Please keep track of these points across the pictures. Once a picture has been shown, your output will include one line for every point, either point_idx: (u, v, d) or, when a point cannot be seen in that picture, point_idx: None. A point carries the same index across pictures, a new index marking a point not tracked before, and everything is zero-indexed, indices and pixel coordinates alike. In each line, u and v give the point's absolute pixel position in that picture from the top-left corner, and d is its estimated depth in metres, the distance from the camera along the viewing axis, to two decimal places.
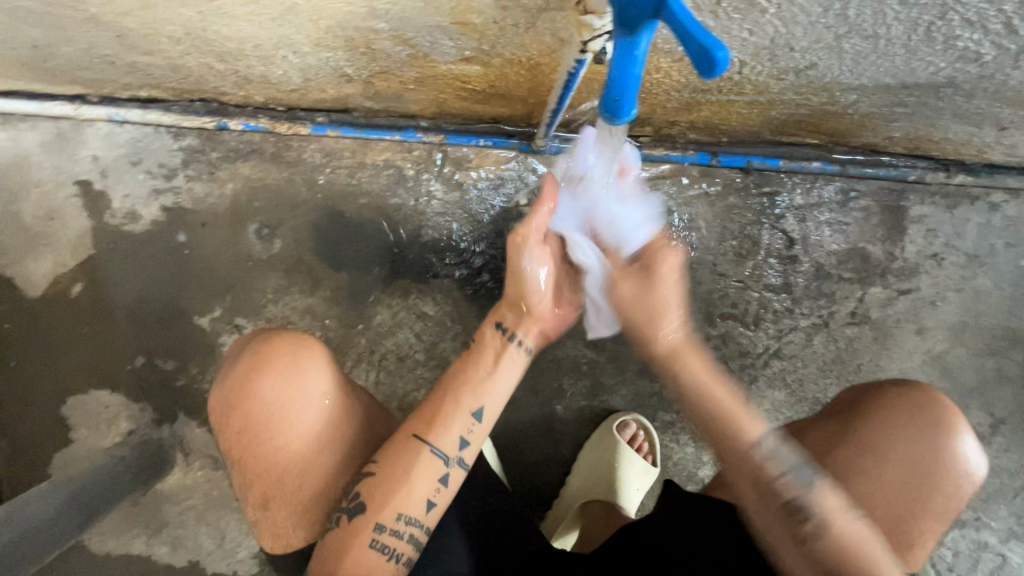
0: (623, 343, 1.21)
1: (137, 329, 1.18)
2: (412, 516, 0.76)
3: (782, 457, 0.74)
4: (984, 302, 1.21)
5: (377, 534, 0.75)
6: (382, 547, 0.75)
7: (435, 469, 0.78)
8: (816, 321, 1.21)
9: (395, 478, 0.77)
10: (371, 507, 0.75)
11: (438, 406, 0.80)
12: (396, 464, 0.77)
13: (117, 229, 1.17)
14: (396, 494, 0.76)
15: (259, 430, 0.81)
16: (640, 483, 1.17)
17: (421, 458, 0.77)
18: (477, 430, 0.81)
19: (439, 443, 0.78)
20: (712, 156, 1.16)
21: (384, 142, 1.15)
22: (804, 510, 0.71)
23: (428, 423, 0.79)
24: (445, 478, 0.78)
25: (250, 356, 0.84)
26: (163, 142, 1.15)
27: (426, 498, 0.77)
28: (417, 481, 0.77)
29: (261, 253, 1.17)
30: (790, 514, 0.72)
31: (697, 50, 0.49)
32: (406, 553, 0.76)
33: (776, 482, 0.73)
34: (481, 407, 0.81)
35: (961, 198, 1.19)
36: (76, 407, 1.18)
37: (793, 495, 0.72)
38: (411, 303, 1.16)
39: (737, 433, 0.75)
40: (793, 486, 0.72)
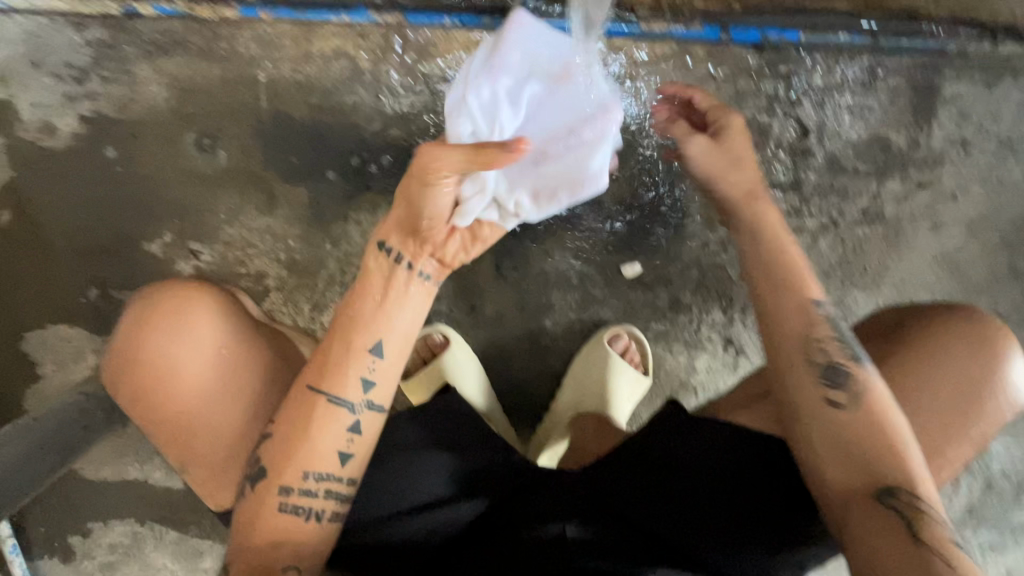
0: (615, 252, 1.12)
1: (84, 258, 1.07)
2: (324, 471, 0.69)
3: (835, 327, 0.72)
4: (1008, 193, 1.10)
5: (285, 497, 0.68)
6: (295, 509, 0.68)
7: (341, 421, 0.69)
8: (824, 221, 1.10)
9: (294, 434, 0.69)
10: (272, 470, 0.68)
11: (331, 352, 0.70)
12: (295, 420, 0.69)
13: (35, 145, 1.02)
14: (300, 453, 0.68)
15: (152, 399, 0.76)
16: (632, 392, 1.12)
17: (318, 411, 0.69)
18: (382, 368, 0.70)
19: (336, 392, 0.69)
20: (721, 31, 0.99)
21: (331, 26, 0.96)
22: (839, 375, 0.69)
23: (320, 371, 0.70)
24: (356, 426, 0.70)
25: (134, 318, 0.77)
26: (67, 36, 0.97)
27: (336, 451, 0.69)
28: (320, 435, 0.69)
29: (206, 167, 1.03)
30: (824, 379, 0.70)
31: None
32: (329, 508, 0.69)
33: (819, 348, 0.71)
34: (379, 342, 0.70)
35: (1003, 72, 1.04)
36: (37, 342, 1.11)
37: (836, 360, 0.70)
38: (382, 219, 1.05)
39: (794, 302, 0.72)
40: (839, 357, 0.70)
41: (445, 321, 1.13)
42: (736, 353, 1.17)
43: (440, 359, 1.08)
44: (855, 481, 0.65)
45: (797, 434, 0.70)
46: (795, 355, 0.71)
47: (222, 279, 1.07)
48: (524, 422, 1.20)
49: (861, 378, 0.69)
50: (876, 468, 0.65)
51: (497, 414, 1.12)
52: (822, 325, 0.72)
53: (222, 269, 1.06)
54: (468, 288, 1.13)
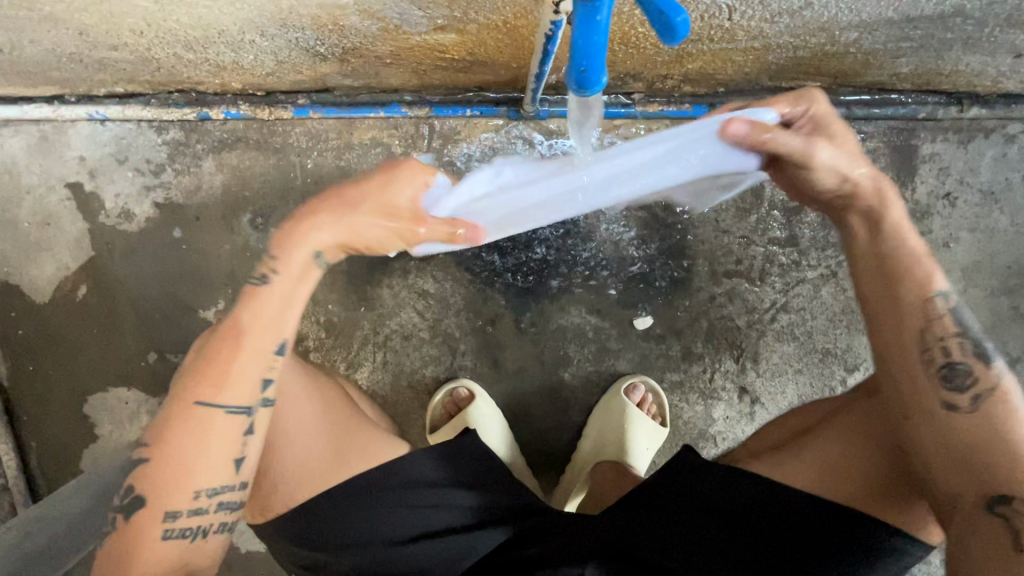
0: (627, 307, 1.20)
1: (147, 326, 1.19)
2: (215, 486, 0.72)
3: (956, 319, 0.71)
4: (999, 240, 1.17)
5: (169, 521, 0.70)
6: (179, 531, 0.71)
7: (235, 427, 0.72)
8: (824, 272, 1.18)
9: (185, 451, 0.70)
10: (156, 497, 0.70)
11: (218, 361, 0.71)
12: (182, 432, 0.70)
13: (113, 229, 1.17)
14: (180, 477, 0.70)
15: None
16: (650, 442, 1.17)
17: (209, 423, 0.70)
18: (279, 368, 0.74)
19: (232, 400, 0.71)
20: (708, 108, 1.09)
21: (369, 120, 1.11)
22: (963, 375, 0.69)
23: (205, 387, 0.70)
24: (250, 429, 0.73)
25: None
26: (146, 137, 1.13)
27: (230, 460, 0.72)
28: (214, 446, 0.71)
29: (257, 242, 1.16)
30: (942, 381, 0.70)
31: (655, 15, 0.50)
32: (216, 522, 0.73)
33: (936, 343, 0.71)
34: (282, 344, 0.73)
35: (976, 132, 1.13)
36: (98, 404, 1.21)
37: (957, 359, 0.70)
38: (412, 282, 1.17)
39: (909, 291, 0.72)
40: (959, 354, 0.70)
41: (469, 376, 1.20)
42: (752, 401, 1.21)
43: (465, 411, 1.14)
44: (968, 492, 0.67)
45: (919, 439, 0.71)
46: (915, 351, 0.71)
47: None
48: (548, 472, 1.24)
49: (987, 378, 0.69)
50: (993, 475, 0.65)
51: (520, 466, 1.17)
52: (942, 318, 0.72)
53: None
54: (490, 344, 1.20)
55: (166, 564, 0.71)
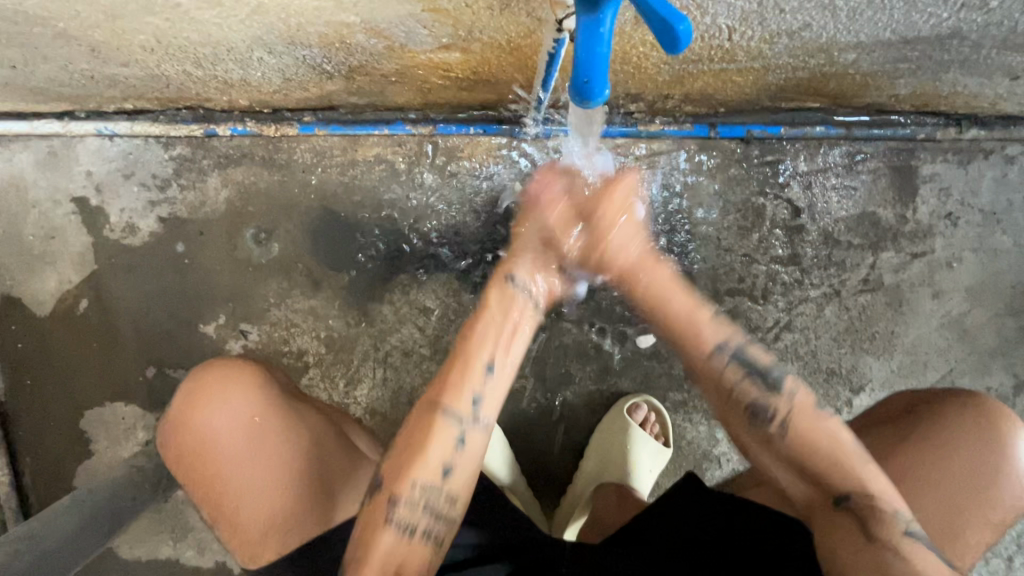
0: (629, 324, 1.19)
1: (147, 341, 1.19)
2: (429, 484, 0.70)
3: (743, 363, 0.72)
4: (1002, 260, 1.16)
5: (392, 509, 0.69)
6: (399, 523, 0.69)
7: (447, 433, 0.71)
8: (827, 291, 1.17)
9: (412, 444, 0.72)
10: (385, 478, 0.71)
11: (445, 371, 0.75)
12: (411, 430, 0.73)
13: (117, 243, 1.18)
14: (411, 464, 0.71)
15: (200, 462, 0.85)
16: (653, 464, 1.15)
17: (431, 423, 0.72)
18: (490, 385, 0.74)
19: (451, 403, 0.72)
20: (710, 128, 1.12)
21: (373, 138, 1.13)
22: (765, 411, 0.70)
23: (436, 387, 0.74)
24: (461, 439, 0.72)
25: (184, 395, 0.87)
26: (153, 153, 1.15)
27: (441, 465, 0.71)
28: (430, 445, 0.71)
29: (260, 257, 1.17)
30: (752, 417, 0.71)
31: (662, 23, 0.50)
32: (424, 525, 0.70)
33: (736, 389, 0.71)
34: (490, 360, 0.74)
35: (976, 152, 1.14)
36: (95, 419, 1.20)
37: (762, 398, 0.70)
38: (413, 298, 1.16)
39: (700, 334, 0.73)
40: (760, 395, 0.70)
41: None
42: None
43: None
44: (845, 529, 0.68)
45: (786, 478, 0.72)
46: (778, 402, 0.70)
47: (268, 357, 1.17)
48: (548, 494, 1.22)
49: (786, 405, 0.70)
50: (868, 517, 0.67)
51: (520, 488, 1.15)
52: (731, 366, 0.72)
53: (269, 347, 1.17)
54: None
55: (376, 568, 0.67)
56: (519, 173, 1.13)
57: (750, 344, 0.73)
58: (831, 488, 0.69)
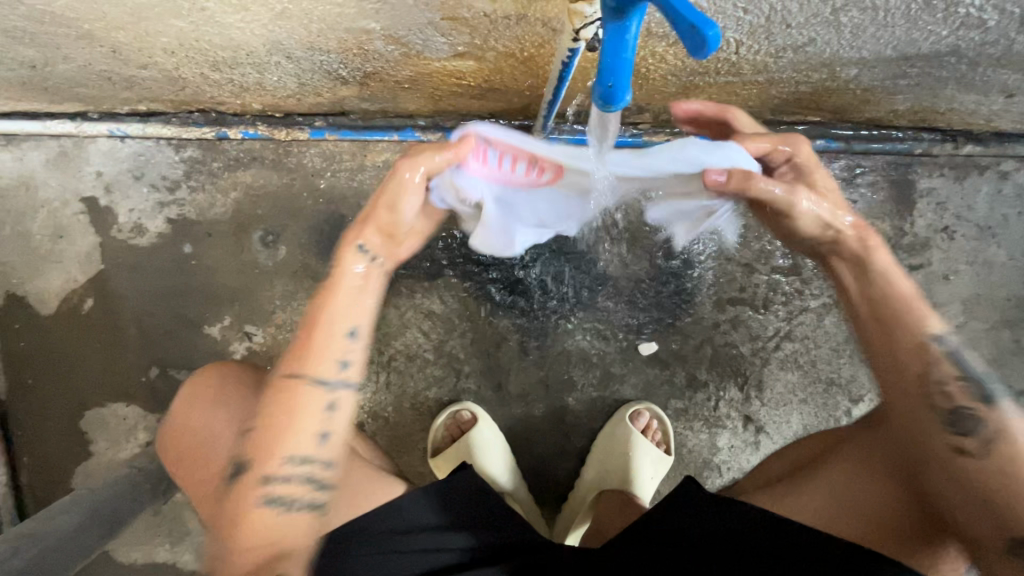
0: (633, 332, 1.20)
1: (150, 341, 1.19)
2: (305, 454, 0.71)
3: (957, 363, 0.71)
4: (997, 273, 1.19)
5: (266, 486, 0.70)
6: (275, 500, 0.70)
7: (320, 401, 0.71)
8: (826, 301, 1.19)
9: (282, 420, 0.71)
10: (256, 460, 0.70)
11: (303, 341, 0.73)
12: (276, 405, 0.71)
13: (125, 243, 1.18)
14: (280, 439, 0.70)
15: (194, 463, 0.85)
16: (653, 471, 1.16)
17: (298, 395, 0.71)
18: (355, 351, 0.74)
19: (318, 371, 0.71)
20: None
21: (383, 143, 1.15)
22: (971, 418, 0.69)
23: (297, 360, 0.72)
24: (334, 402, 0.72)
25: (187, 393, 0.89)
26: (164, 155, 1.16)
27: (319, 432, 0.72)
28: (303, 418, 0.71)
29: (267, 260, 1.17)
30: (949, 425, 0.70)
31: (687, 27, 0.47)
32: (302, 493, 0.71)
33: (938, 387, 0.71)
34: (353, 327, 0.73)
35: (971, 168, 1.17)
36: (95, 420, 1.19)
37: (964, 404, 0.70)
38: (418, 302, 1.17)
39: (906, 328, 0.72)
40: (963, 395, 0.70)
41: (473, 399, 1.19)
42: (757, 430, 1.20)
43: (469, 435, 1.12)
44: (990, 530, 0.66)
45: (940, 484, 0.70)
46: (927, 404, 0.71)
47: (272, 359, 1.18)
48: (550, 501, 1.22)
49: (995, 421, 0.69)
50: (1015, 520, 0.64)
51: (522, 494, 1.15)
52: (941, 363, 0.71)
53: (274, 349, 1.18)
54: (495, 368, 1.19)
55: (256, 547, 0.68)
56: None
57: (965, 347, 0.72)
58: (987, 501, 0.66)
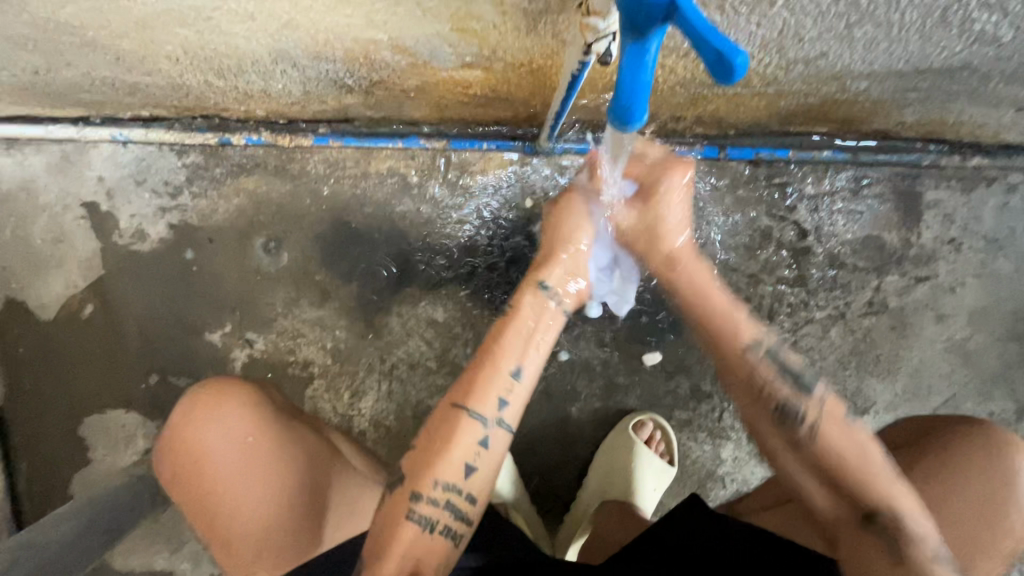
0: (638, 343, 1.19)
1: (151, 347, 1.18)
2: (449, 482, 0.72)
3: (776, 363, 0.76)
4: (1005, 286, 1.18)
5: (414, 505, 0.71)
6: (419, 518, 0.71)
7: (475, 434, 0.74)
8: (832, 312, 1.18)
9: (436, 446, 0.74)
10: (409, 477, 0.73)
11: (473, 374, 0.77)
12: (438, 422, 0.75)
13: (126, 249, 1.17)
14: (436, 461, 0.73)
15: (191, 480, 0.84)
16: (656, 482, 1.15)
17: (459, 425, 0.74)
18: (518, 390, 0.77)
19: (478, 405, 0.75)
20: (719, 149, 1.13)
21: (386, 150, 1.14)
22: (795, 413, 0.72)
23: (467, 390, 0.76)
24: (484, 441, 0.74)
25: (180, 412, 0.87)
26: (166, 160, 1.15)
27: (465, 464, 0.73)
28: (455, 447, 0.73)
29: (269, 266, 1.17)
30: (778, 421, 0.73)
31: (714, 52, 0.47)
32: (444, 521, 0.72)
33: (766, 388, 0.75)
34: (520, 367, 0.77)
35: (979, 180, 1.16)
36: (94, 426, 1.18)
37: (785, 399, 0.73)
38: (421, 311, 1.16)
39: (727, 338, 0.78)
40: (787, 394, 0.73)
41: None
42: None
43: None
44: (842, 510, 0.72)
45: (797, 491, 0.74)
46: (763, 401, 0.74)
47: (273, 366, 1.17)
48: (552, 512, 1.21)
49: (816, 407, 0.73)
50: (861, 499, 0.70)
51: (524, 505, 1.14)
52: (760, 367, 0.76)
53: (275, 356, 1.17)
54: None
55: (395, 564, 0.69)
56: (529, 190, 1.14)
57: (782, 348, 0.77)
58: (859, 499, 0.70)
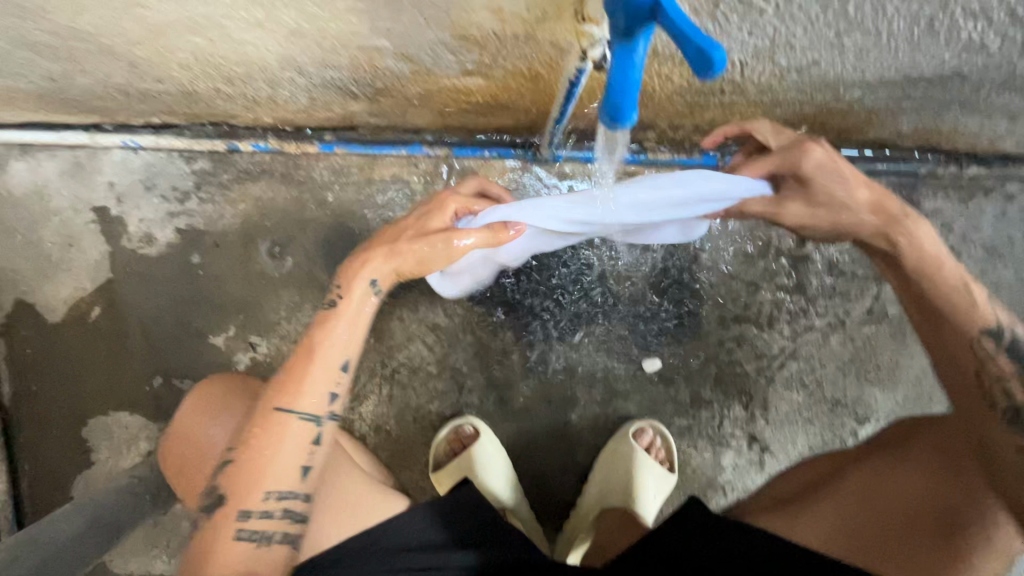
0: (638, 349, 1.19)
1: (155, 350, 1.20)
2: (285, 490, 0.72)
3: (1014, 361, 0.72)
4: (1005, 295, 1.18)
5: (244, 521, 0.70)
6: (251, 534, 0.70)
7: (306, 434, 0.74)
8: (832, 320, 1.18)
9: (261, 454, 0.72)
10: (233, 495, 0.70)
11: (291, 373, 0.76)
12: (259, 434, 0.72)
13: (134, 252, 1.19)
14: (264, 476, 0.71)
15: (194, 476, 0.85)
16: (657, 489, 1.14)
17: (286, 428, 0.73)
18: (345, 384, 0.78)
19: (307, 407, 0.74)
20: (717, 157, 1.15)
21: (391, 158, 1.16)
22: (1022, 415, 0.71)
23: (286, 393, 0.74)
24: (317, 439, 0.75)
25: (189, 407, 0.89)
26: (175, 166, 1.18)
27: (298, 466, 0.73)
28: (286, 450, 0.73)
29: (273, 270, 1.18)
30: (1008, 422, 0.72)
31: (694, 48, 0.48)
32: (280, 529, 0.72)
33: (995, 384, 0.73)
34: (346, 362, 0.78)
35: (976, 190, 1.17)
36: (97, 428, 1.19)
37: (1022, 402, 0.71)
38: (423, 315, 1.17)
39: (960, 331, 0.74)
40: (1020, 394, 0.71)
41: (475, 414, 1.19)
42: (762, 450, 1.19)
43: (471, 450, 1.12)
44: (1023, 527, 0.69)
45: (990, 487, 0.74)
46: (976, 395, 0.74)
47: (275, 370, 1.18)
48: (551, 519, 1.21)
49: None
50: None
51: (522, 510, 1.13)
52: (996, 360, 0.73)
53: (277, 360, 1.18)
54: (498, 383, 1.19)
55: None
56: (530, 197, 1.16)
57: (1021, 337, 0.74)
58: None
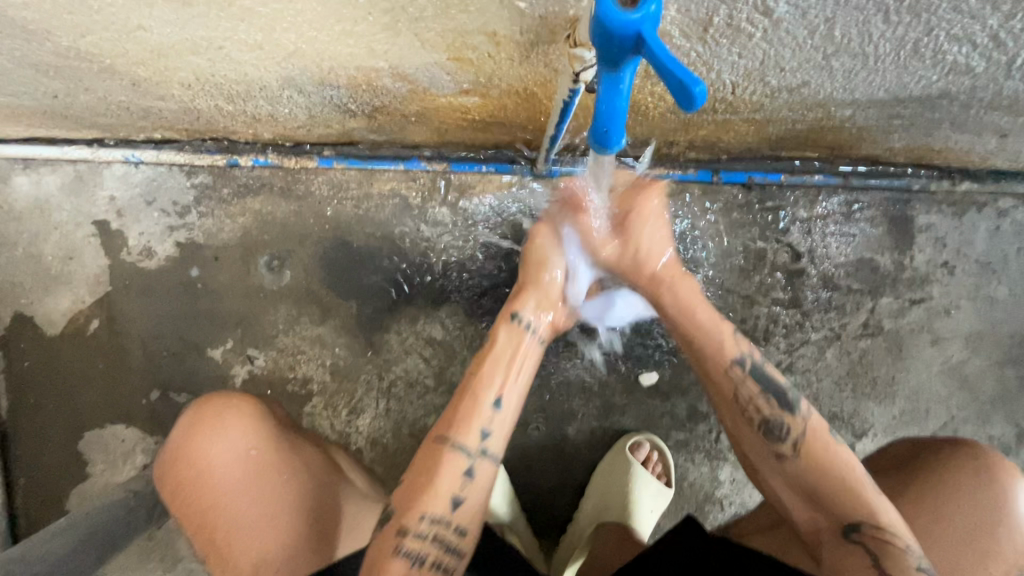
0: (634, 363, 1.19)
1: (153, 363, 1.20)
2: (436, 514, 0.74)
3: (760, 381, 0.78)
4: (999, 310, 1.19)
5: (401, 539, 0.73)
6: (408, 553, 0.72)
7: (460, 465, 0.76)
8: (827, 334, 1.19)
9: (423, 479, 0.76)
10: (397, 509, 0.75)
11: (457, 406, 0.80)
12: (423, 461, 0.77)
13: (133, 266, 1.20)
14: (423, 497, 0.74)
15: (193, 494, 0.85)
16: (653, 505, 1.13)
17: (444, 457, 0.76)
18: (499, 420, 0.79)
19: (461, 436, 0.77)
20: (712, 173, 1.16)
21: (389, 173, 1.17)
22: (777, 428, 0.76)
23: (449, 422, 0.79)
24: (471, 471, 0.76)
25: (185, 424, 0.89)
26: (175, 180, 1.19)
27: (451, 495, 0.75)
28: (441, 478, 0.75)
29: (271, 284, 1.19)
30: (766, 434, 0.76)
31: (674, 82, 0.49)
32: (433, 556, 0.73)
33: (750, 402, 0.78)
34: (500, 398, 0.80)
35: (969, 205, 1.18)
36: (93, 441, 1.19)
37: (771, 413, 0.76)
38: (420, 328, 1.18)
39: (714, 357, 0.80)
40: (770, 409, 0.76)
41: None
42: None
43: None
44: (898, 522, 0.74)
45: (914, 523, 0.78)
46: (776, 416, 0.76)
47: (272, 383, 1.18)
48: (548, 533, 1.20)
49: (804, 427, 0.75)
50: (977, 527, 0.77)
51: (519, 525, 1.13)
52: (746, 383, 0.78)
53: (274, 373, 1.18)
54: None
55: None
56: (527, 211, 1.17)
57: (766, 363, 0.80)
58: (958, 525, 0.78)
